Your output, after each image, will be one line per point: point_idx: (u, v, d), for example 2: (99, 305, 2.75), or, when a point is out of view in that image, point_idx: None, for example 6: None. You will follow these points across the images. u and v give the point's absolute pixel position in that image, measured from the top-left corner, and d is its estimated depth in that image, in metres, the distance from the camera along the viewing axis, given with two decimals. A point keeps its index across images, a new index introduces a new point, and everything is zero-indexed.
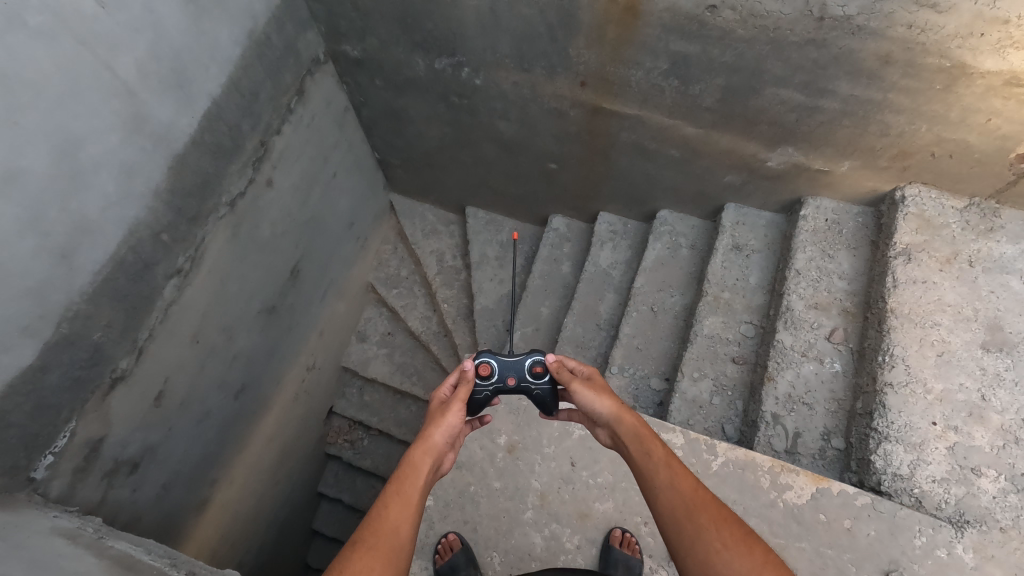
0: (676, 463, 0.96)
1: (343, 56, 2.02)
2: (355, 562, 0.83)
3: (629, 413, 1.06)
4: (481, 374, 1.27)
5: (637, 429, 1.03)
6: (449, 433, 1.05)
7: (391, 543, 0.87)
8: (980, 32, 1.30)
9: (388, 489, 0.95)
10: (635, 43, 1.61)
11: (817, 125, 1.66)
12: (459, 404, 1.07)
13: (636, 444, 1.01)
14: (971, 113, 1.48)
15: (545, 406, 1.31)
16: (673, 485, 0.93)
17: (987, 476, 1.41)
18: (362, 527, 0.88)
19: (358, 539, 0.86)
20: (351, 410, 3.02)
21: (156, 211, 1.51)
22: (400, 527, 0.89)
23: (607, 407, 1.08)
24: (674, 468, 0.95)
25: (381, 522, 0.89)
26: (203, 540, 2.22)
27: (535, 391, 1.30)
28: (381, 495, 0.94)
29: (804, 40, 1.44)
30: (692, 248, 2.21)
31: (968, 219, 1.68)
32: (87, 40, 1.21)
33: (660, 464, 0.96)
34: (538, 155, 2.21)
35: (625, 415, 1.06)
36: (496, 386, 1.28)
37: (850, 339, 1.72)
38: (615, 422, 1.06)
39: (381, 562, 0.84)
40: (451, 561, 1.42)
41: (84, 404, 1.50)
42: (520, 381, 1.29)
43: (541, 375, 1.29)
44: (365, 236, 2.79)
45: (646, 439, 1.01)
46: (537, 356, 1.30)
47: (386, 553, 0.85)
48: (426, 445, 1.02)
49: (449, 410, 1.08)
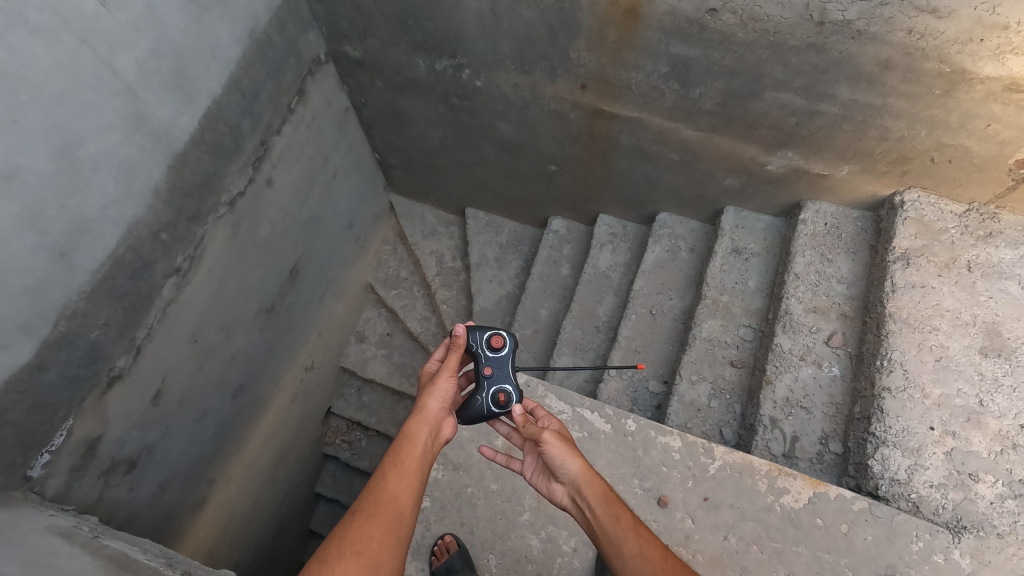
0: (645, 530, 1.00)
1: (344, 57, 2.02)
2: (355, 530, 0.86)
3: (597, 477, 1.07)
4: (494, 340, 1.32)
5: (606, 494, 1.04)
6: (442, 400, 1.10)
7: (391, 511, 0.90)
8: (980, 38, 1.31)
9: (386, 461, 0.98)
10: (635, 46, 1.61)
11: (816, 129, 1.66)
12: (448, 371, 1.11)
13: (605, 509, 1.03)
14: (971, 118, 1.48)
15: (465, 408, 1.26)
16: (644, 554, 0.96)
17: (984, 481, 1.41)
18: (362, 498, 0.92)
19: (359, 508, 0.90)
20: (349, 410, 3.01)
21: (155, 210, 1.51)
22: (400, 496, 0.93)
23: (576, 467, 1.07)
24: (643, 536, 0.99)
25: (381, 492, 0.93)
26: (200, 539, 2.22)
27: (479, 394, 1.27)
28: (381, 467, 0.97)
29: (805, 45, 1.45)
30: (692, 251, 2.21)
31: (967, 225, 1.68)
32: (89, 38, 1.21)
33: (630, 532, 0.99)
34: (538, 157, 2.20)
35: (593, 478, 1.06)
36: (482, 355, 1.31)
37: (849, 343, 1.72)
38: (583, 485, 1.06)
39: (381, 529, 0.88)
40: (448, 563, 1.44)
41: (81, 402, 1.49)
42: (487, 379, 1.28)
43: (499, 400, 1.26)
44: (365, 237, 2.79)
45: (615, 504, 1.03)
46: (517, 397, 1.29)
47: (385, 519, 0.89)
48: (421, 415, 1.07)
49: (438, 380, 1.12)
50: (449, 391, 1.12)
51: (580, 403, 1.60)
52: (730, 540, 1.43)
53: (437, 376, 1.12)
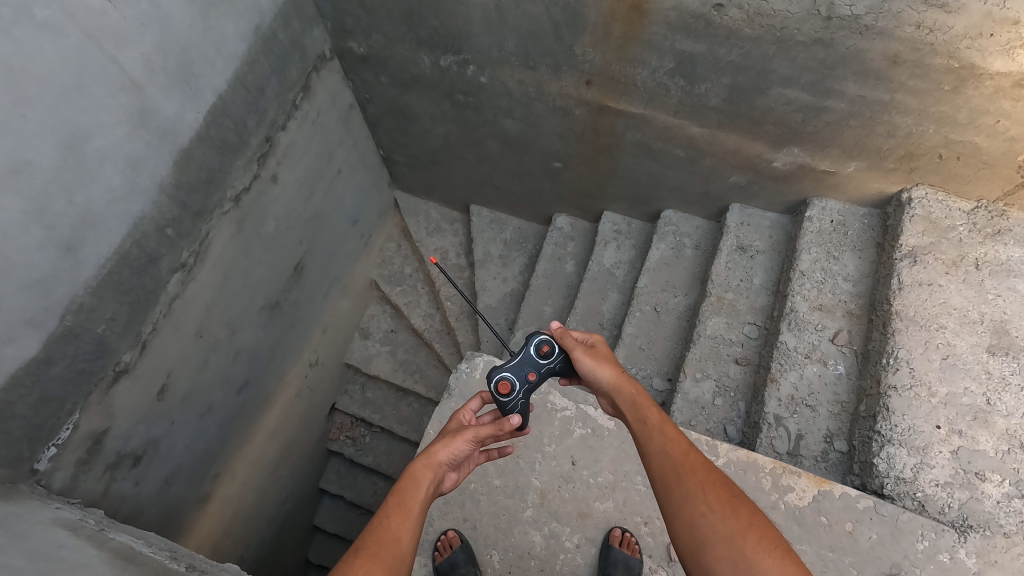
0: (670, 429, 1.01)
1: (349, 53, 2.02)
2: (357, 566, 0.84)
3: (628, 383, 1.12)
4: (503, 392, 1.25)
5: (634, 399, 1.08)
6: (453, 455, 1.07)
7: (392, 551, 0.89)
8: (990, 33, 1.29)
9: (390, 501, 0.97)
10: (640, 42, 1.60)
11: (822, 125, 1.65)
12: (470, 432, 1.07)
13: (633, 412, 1.07)
14: (980, 114, 1.47)
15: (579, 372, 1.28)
16: (665, 451, 0.97)
17: (991, 480, 1.40)
18: (364, 537, 0.91)
19: (361, 546, 0.88)
20: (353, 406, 3.02)
21: (160, 205, 1.51)
22: (401, 537, 0.92)
23: (607, 376, 1.15)
24: (668, 434, 1.00)
25: (383, 531, 0.92)
26: (204, 534, 2.23)
27: (560, 366, 1.26)
28: (383, 507, 0.96)
29: (812, 40, 1.43)
30: (697, 248, 2.20)
31: (975, 222, 1.67)
32: (95, 34, 1.22)
33: (655, 431, 1.01)
34: (542, 154, 2.20)
35: (625, 385, 1.12)
36: (523, 389, 1.27)
37: (854, 342, 1.72)
38: (614, 391, 1.13)
39: (383, 566, 0.85)
40: (450, 558, 1.40)
41: (87, 396, 1.50)
42: (543, 369, 1.27)
43: (553, 352, 1.26)
44: (369, 234, 2.79)
45: (642, 406, 1.06)
46: (536, 336, 1.28)
47: (387, 559, 0.87)
48: (429, 459, 1.05)
49: (457, 434, 1.09)
50: (463, 452, 1.08)
51: (584, 400, 1.59)
52: None
53: (457, 433, 1.09)
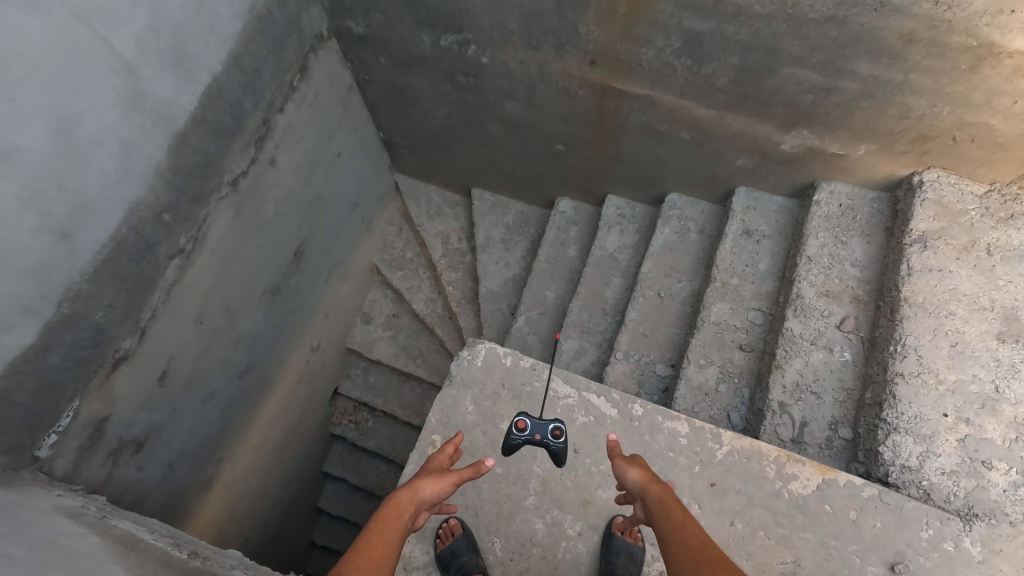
0: (692, 526, 0.95)
1: (347, 33, 1.97)
2: None
3: (658, 483, 1.04)
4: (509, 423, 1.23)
5: (663, 498, 1.01)
6: (438, 494, 1.03)
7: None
8: (1011, 10, 1.25)
9: (372, 525, 0.95)
10: (646, 20, 1.55)
11: (833, 107, 1.61)
12: (458, 476, 1.05)
13: (659, 511, 0.99)
14: (997, 95, 1.43)
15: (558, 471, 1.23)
16: (685, 548, 0.92)
17: (998, 469, 1.39)
18: (347, 558, 0.89)
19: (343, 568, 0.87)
20: (356, 391, 3.03)
21: (156, 190, 1.49)
22: (382, 564, 0.90)
23: (635, 476, 1.06)
24: (689, 529, 0.94)
25: (365, 554, 0.90)
26: (208, 518, 2.25)
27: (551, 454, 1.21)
28: (366, 530, 0.95)
29: (824, 18, 1.39)
30: (702, 232, 2.16)
31: (988, 206, 1.63)
32: (84, 13, 1.18)
33: (676, 528, 0.95)
34: (545, 136, 2.16)
35: (654, 484, 1.04)
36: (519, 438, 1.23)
37: (861, 328, 1.69)
38: (643, 492, 1.03)
39: None
40: (451, 546, 1.39)
41: (87, 383, 1.49)
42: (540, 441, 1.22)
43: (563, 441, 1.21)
44: (370, 218, 2.76)
45: (669, 504, 0.99)
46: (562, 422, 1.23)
47: None
48: (415, 493, 1.02)
49: (446, 476, 1.06)
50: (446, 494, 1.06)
51: (587, 387, 1.56)
52: (736, 526, 1.39)
53: (445, 474, 1.06)
